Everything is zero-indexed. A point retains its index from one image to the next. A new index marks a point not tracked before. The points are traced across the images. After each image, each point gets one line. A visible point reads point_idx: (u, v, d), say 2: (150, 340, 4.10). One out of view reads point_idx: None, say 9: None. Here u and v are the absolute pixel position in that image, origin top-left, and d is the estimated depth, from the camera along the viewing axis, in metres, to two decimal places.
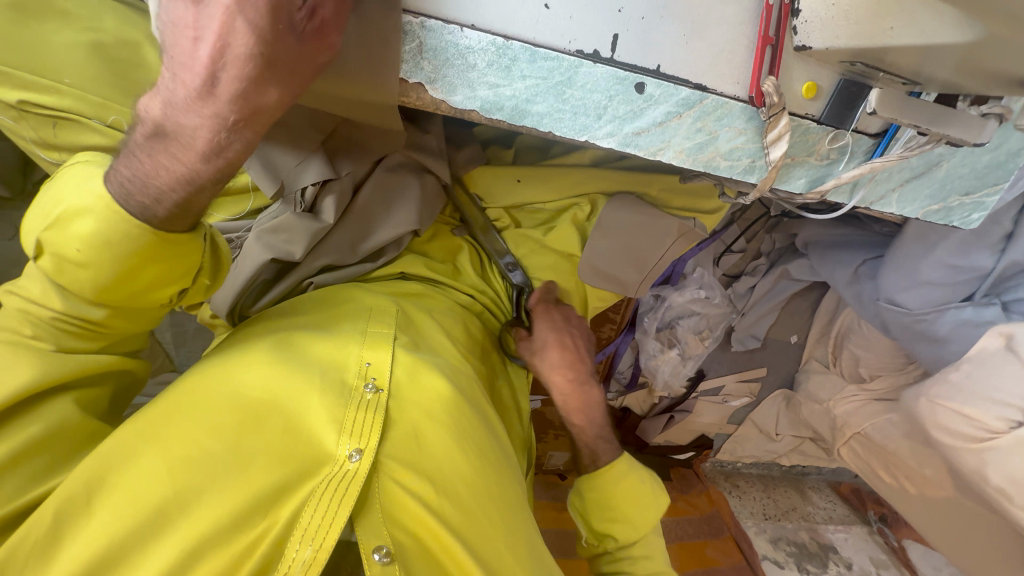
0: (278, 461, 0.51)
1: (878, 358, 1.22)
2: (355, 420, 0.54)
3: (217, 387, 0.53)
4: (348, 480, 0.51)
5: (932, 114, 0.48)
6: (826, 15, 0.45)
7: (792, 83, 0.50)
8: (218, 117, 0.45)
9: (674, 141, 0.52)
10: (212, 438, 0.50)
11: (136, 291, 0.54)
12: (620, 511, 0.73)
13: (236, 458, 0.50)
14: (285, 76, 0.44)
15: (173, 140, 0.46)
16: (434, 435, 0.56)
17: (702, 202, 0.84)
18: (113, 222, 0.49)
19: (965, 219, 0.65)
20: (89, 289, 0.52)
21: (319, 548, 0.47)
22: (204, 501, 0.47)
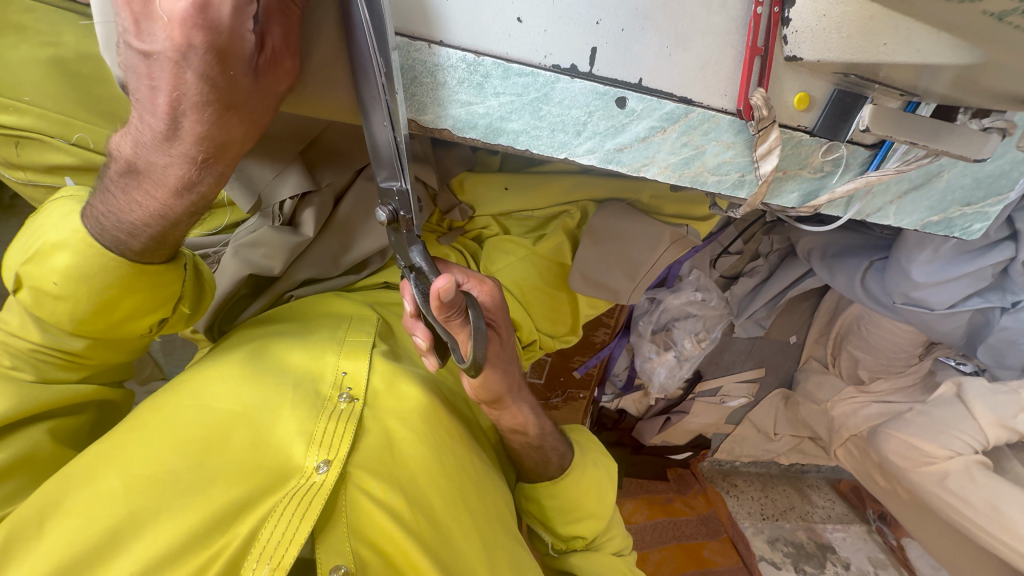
0: (242, 477, 0.48)
1: (878, 360, 1.21)
2: (326, 431, 0.52)
3: (185, 400, 0.52)
4: (312, 493, 0.48)
5: (930, 129, 0.46)
6: (818, 27, 0.43)
7: (783, 94, 0.47)
8: (188, 156, 0.44)
9: (658, 157, 0.50)
10: (176, 454, 0.48)
11: (115, 321, 0.54)
12: (584, 508, 0.69)
13: (198, 476, 0.47)
14: (248, 112, 0.42)
15: (145, 176, 0.45)
16: (408, 444, 0.55)
17: (695, 209, 0.81)
18: (91, 256, 0.49)
19: (966, 229, 0.63)
20: (68, 322, 0.52)
21: (275, 566, 0.44)
22: (159, 522, 0.45)
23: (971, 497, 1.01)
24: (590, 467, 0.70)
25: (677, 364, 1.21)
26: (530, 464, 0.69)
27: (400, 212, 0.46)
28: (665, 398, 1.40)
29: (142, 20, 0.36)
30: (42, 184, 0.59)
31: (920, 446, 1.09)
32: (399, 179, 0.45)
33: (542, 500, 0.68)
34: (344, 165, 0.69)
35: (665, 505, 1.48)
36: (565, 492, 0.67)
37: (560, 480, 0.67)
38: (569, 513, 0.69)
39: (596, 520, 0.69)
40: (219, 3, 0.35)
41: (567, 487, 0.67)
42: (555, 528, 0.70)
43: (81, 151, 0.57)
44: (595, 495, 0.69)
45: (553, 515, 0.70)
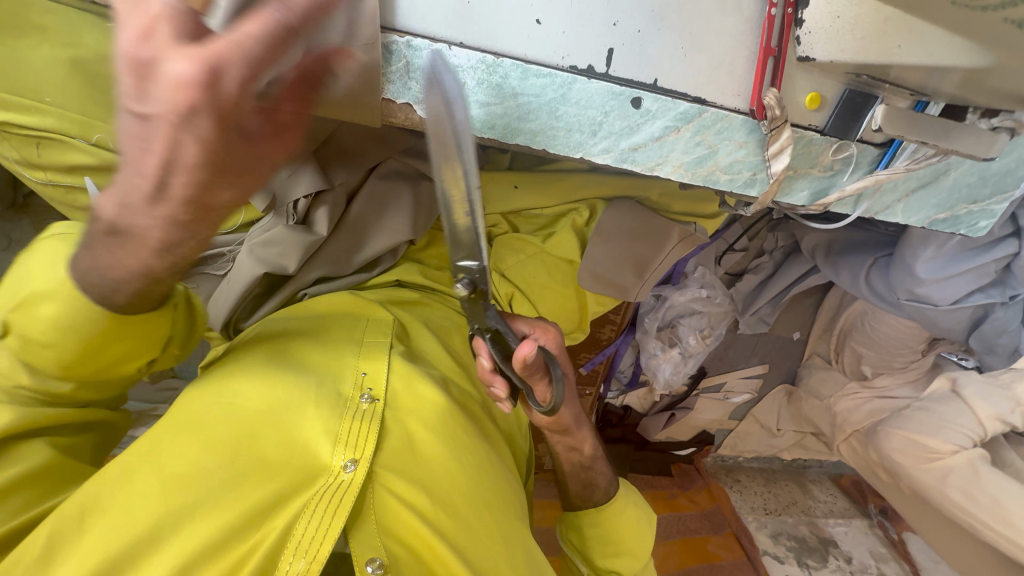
0: (273, 475, 0.50)
1: (880, 355, 1.22)
2: (350, 430, 0.53)
3: (212, 399, 0.52)
4: (342, 491, 0.50)
5: (940, 129, 0.47)
6: (831, 27, 0.44)
7: (794, 93, 0.48)
8: (168, 217, 0.40)
9: (672, 156, 0.50)
10: (208, 454, 0.48)
11: (104, 365, 0.53)
12: (625, 543, 0.70)
13: (230, 475, 0.48)
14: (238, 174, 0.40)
15: (128, 239, 0.42)
16: (430, 444, 0.56)
17: (703, 207, 0.82)
18: (73, 306, 0.48)
19: (972, 227, 0.64)
20: (53, 365, 0.51)
21: (311, 560, 0.46)
22: (195, 520, 0.46)
23: (975, 491, 1.04)
24: (631, 505, 0.72)
25: (682, 360, 1.23)
26: (577, 488, 0.73)
27: (478, 284, 0.49)
28: (669, 395, 1.40)
29: (138, 85, 0.34)
30: (62, 184, 0.60)
31: (924, 442, 1.11)
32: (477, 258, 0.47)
33: (583, 528, 0.71)
34: (357, 164, 0.70)
35: (668, 500, 1.49)
36: (609, 522, 0.70)
37: (606, 506, 0.70)
38: (608, 545, 0.70)
39: (635, 557, 0.70)
40: (227, 78, 0.34)
41: (610, 518, 0.70)
42: (592, 559, 0.71)
43: (100, 152, 0.58)
44: (636, 532, 0.71)
45: (592, 546, 0.71)
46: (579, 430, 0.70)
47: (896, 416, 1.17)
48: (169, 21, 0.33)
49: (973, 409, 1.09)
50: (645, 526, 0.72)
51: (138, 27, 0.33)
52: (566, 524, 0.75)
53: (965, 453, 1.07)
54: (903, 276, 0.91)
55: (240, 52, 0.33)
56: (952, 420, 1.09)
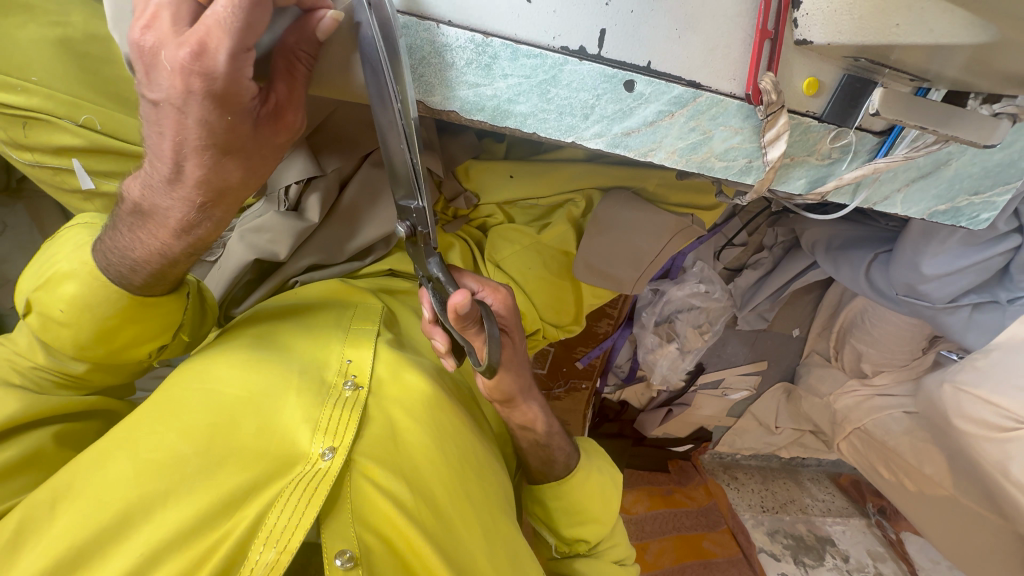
0: (250, 462, 0.49)
1: (881, 353, 1.20)
2: (331, 419, 0.52)
3: (192, 385, 0.52)
4: (318, 479, 0.49)
5: (941, 115, 0.46)
6: (829, 9, 0.43)
7: (792, 79, 0.47)
8: (188, 199, 0.46)
9: (665, 141, 0.49)
10: (183, 439, 0.48)
11: (115, 349, 0.54)
12: (589, 511, 0.69)
13: (207, 461, 0.48)
14: (246, 158, 0.45)
15: (149, 217, 0.47)
16: (412, 434, 0.55)
17: (701, 199, 0.81)
18: (94, 287, 0.50)
19: (973, 219, 0.63)
20: (69, 345, 0.52)
21: (281, 551, 0.44)
22: (167, 506, 0.45)
23: None
24: (595, 475, 0.70)
25: (679, 355, 1.22)
26: (537, 464, 0.71)
27: (419, 228, 0.47)
28: (667, 391, 1.38)
29: (151, 71, 0.39)
30: (48, 167, 0.58)
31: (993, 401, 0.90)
32: (416, 197, 0.46)
33: (546, 501, 0.70)
34: (350, 151, 0.69)
35: (665, 496, 1.49)
36: (572, 493, 0.69)
37: (568, 478, 0.69)
38: (573, 514, 0.70)
39: (600, 523, 0.70)
40: (215, 52, 0.38)
41: (572, 489, 0.69)
42: (561, 530, 0.71)
43: (86, 133, 0.56)
44: (599, 498, 0.70)
45: (558, 518, 0.71)
46: (526, 402, 0.65)
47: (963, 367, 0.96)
48: (169, 9, 0.38)
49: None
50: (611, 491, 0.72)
51: (143, 17, 0.38)
52: (531, 499, 0.74)
53: None
54: (906, 271, 0.90)
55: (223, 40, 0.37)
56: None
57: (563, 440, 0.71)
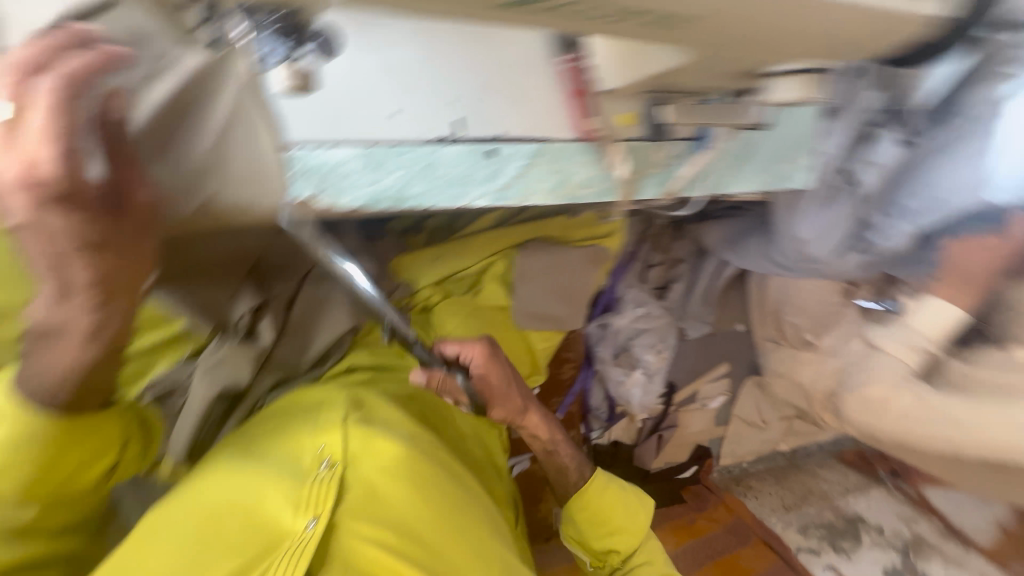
0: (234, 552, 0.51)
1: (812, 318, 1.29)
2: (311, 494, 0.56)
3: (173, 502, 0.55)
4: (305, 548, 0.51)
5: (713, 113, 0.64)
6: (609, 65, 0.58)
7: (612, 116, 0.63)
8: (85, 303, 0.48)
9: (537, 186, 0.62)
10: (166, 548, 0.50)
11: (62, 479, 0.55)
12: (613, 521, 0.83)
13: (191, 562, 0.49)
14: (120, 251, 0.47)
15: (58, 335, 0.50)
16: (392, 488, 0.59)
17: (599, 228, 0.94)
18: (21, 422, 0.51)
19: (796, 180, 0.79)
20: (11, 492, 0.53)
21: None
22: None
23: None
24: (610, 485, 0.84)
25: (647, 379, 1.34)
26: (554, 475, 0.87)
27: None
28: (651, 418, 1.41)
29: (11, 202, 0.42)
30: None
31: None
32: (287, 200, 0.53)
33: (576, 517, 0.85)
34: (289, 274, 0.77)
35: (688, 526, 1.45)
36: (593, 504, 0.83)
37: (586, 492, 0.83)
38: (602, 525, 0.84)
39: (622, 527, 0.83)
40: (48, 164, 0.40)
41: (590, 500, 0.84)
42: (595, 544, 0.84)
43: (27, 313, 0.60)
44: (619, 508, 0.84)
45: (590, 535, 0.84)
46: None
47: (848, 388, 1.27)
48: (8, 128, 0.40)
49: None
50: (633, 506, 0.84)
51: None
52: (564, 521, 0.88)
53: None
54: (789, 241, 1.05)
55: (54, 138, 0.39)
56: None
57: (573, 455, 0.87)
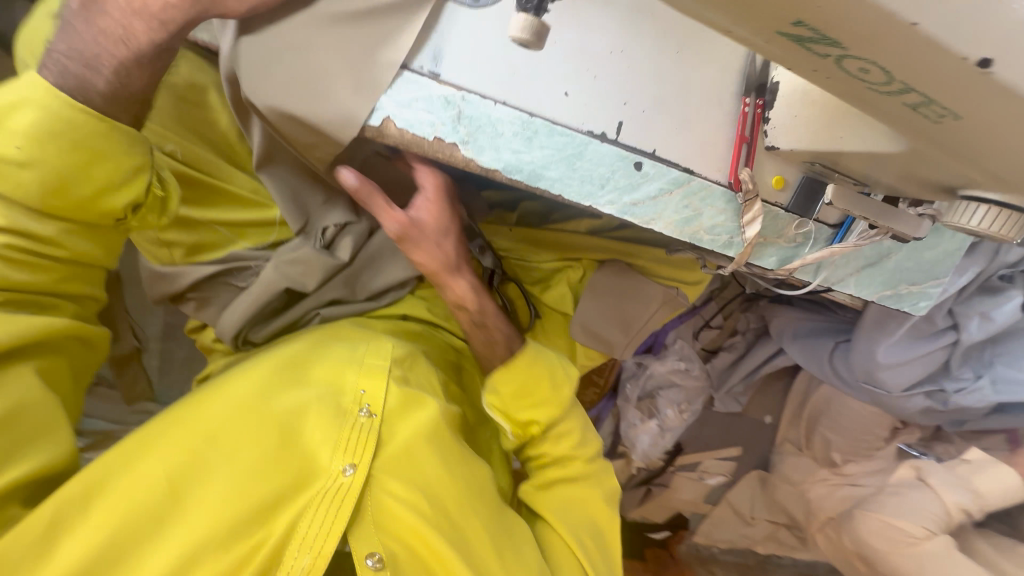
0: (274, 474, 0.54)
1: (848, 441, 1.27)
2: (349, 440, 0.58)
3: (211, 402, 0.57)
4: (342, 494, 0.55)
5: (877, 210, 0.58)
6: (788, 124, 0.55)
7: (764, 175, 0.60)
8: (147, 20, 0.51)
9: (664, 214, 0.60)
10: (215, 451, 0.54)
11: (83, 202, 0.53)
12: (537, 397, 0.68)
13: (237, 476, 0.53)
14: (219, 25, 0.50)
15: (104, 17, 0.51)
16: (423, 452, 0.60)
17: (687, 273, 0.89)
18: (51, 111, 0.49)
19: (914, 306, 0.73)
20: (35, 195, 0.51)
21: (316, 556, 0.52)
22: (201, 501, 0.52)
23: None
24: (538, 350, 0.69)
25: (659, 433, 1.26)
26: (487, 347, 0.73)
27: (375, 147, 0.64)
28: (647, 469, 1.40)
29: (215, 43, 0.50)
30: None
31: (901, 527, 1.17)
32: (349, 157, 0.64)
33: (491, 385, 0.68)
34: None
35: None
36: (516, 372, 0.67)
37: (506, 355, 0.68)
38: (522, 398, 0.68)
39: (553, 408, 0.69)
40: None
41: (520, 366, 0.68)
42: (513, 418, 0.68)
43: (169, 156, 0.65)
44: (549, 381, 0.68)
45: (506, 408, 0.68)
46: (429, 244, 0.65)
47: (873, 500, 1.22)
48: None
49: (939, 495, 1.17)
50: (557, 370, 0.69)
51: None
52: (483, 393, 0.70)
53: (934, 538, 1.14)
54: (864, 359, 1.00)
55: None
56: (915, 505, 1.18)
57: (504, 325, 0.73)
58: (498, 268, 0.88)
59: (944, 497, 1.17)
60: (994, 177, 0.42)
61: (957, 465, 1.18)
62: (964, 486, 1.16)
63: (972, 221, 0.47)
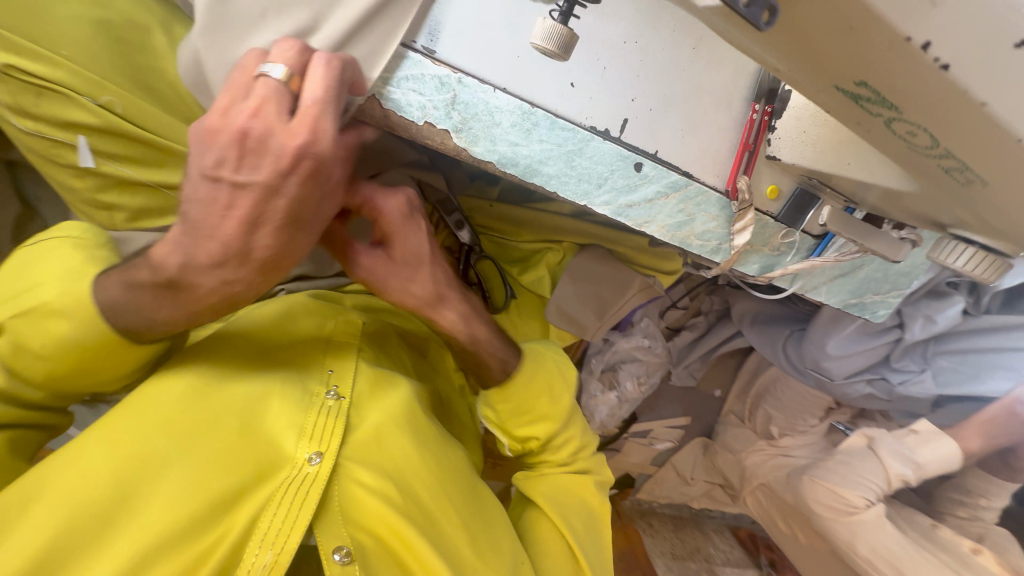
0: (233, 464, 0.48)
1: (787, 418, 1.36)
2: (317, 425, 0.53)
3: (157, 386, 0.51)
4: (308, 483, 0.49)
5: (865, 231, 0.59)
6: (796, 138, 0.53)
7: (760, 184, 0.59)
8: (236, 276, 0.45)
9: (658, 217, 0.58)
10: (163, 436, 0.47)
11: (85, 381, 0.49)
12: (537, 409, 0.68)
13: (191, 464, 0.46)
14: (303, 232, 0.45)
15: (176, 290, 0.45)
16: (396, 439, 0.57)
17: (664, 263, 0.90)
18: (85, 326, 0.46)
19: (874, 313, 0.77)
20: (38, 372, 0.48)
21: (279, 552, 0.45)
22: (146, 497, 0.44)
23: (878, 544, 1.07)
24: (539, 371, 0.69)
25: (617, 404, 1.30)
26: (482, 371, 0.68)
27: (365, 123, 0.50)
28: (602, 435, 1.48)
29: (246, 157, 0.40)
30: (51, 138, 0.56)
31: (842, 494, 1.11)
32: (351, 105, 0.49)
33: (493, 404, 0.68)
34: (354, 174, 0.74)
35: None
36: (517, 394, 0.67)
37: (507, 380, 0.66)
38: (522, 413, 0.68)
39: (552, 422, 0.68)
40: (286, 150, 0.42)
41: (520, 388, 0.67)
42: (512, 431, 0.68)
43: (105, 114, 0.55)
44: (547, 391, 0.68)
45: (508, 420, 0.68)
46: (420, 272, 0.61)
47: (821, 466, 1.19)
48: (274, 101, 0.40)
49: (884, 465, 1.10)
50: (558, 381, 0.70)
51: (248, 107, 0.40)
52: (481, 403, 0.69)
53: (872, 507, 1.09)
54: (814, 349, 1.06)
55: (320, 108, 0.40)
56: (862, 473, 1.11)
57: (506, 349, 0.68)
58: (476, 244, 0.83)
59: (890, 467, 1.09)
60: (983, 221, 0.43)
61: (905, 436, 1.10)
62: (911, 459, 1.07)
63: (959, 263, 0.50)
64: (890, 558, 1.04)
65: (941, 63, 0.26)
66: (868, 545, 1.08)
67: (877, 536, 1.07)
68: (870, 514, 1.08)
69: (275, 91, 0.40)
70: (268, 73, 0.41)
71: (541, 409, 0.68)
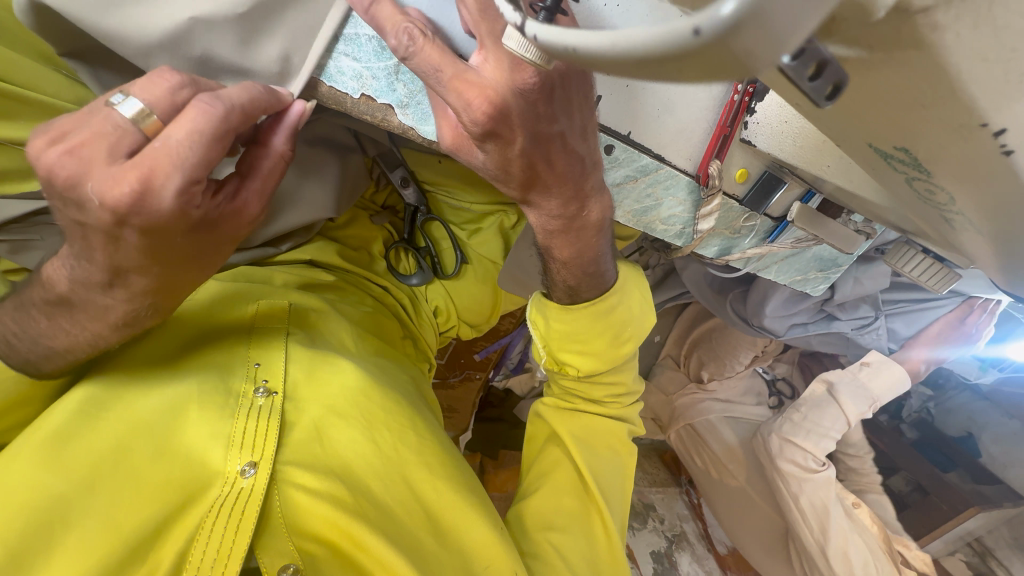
0: (153, 493, 0.43)
1: (718, 364, 1.45)
2: (246, 431, 0.48)
3: (47, 416, 0.44)
4: (241, 499, 0.44)
5: (818, 219, 0.60)
6: (775, 127, 0.50)
7: (730, 167, 0.55)
8: (134, 298, 0.41)
9: (624, 203, 0.55)
10: (59, 474, 0.41)
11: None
12: (590, 345, 0.64)
13: (99, 503, 0.41)
14: (199, 258, 0.41)
15: (77, 309, 0.42)
16: (340, 432, 0.52)
17: (620, 228, 0.87)
18: None
19: (814, 287, 0.80)
20: None
21: None
22: (48, 550, 0.38)
23: (819, 502, 1.14)
24: (619, 308, 0.63)
25: None
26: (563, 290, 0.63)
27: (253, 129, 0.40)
28: None
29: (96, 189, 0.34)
30: None
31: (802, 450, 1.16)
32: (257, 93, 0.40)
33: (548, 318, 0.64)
34: None
35: None
36: (577, 323, 0.63)
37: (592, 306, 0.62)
38: (574, 342, 0.64)
39: (599, 363, 0.65)
40: (161, 188, 0.33)
41: (588, 317, 0.62)
42: (553, 353, 0.66)
43: None
44: (610, 335, 0.64)
45: (553, 340, 0.65)
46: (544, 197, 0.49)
47: (785, 421, 1.21)
48: (106, 136, 0.33)
49: (844, 411, 1.13)
50: (632, 325, 0.66)
51: (67, 142, 0.33)
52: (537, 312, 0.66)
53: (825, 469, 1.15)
54: (756, 307, 1.08)
55: (176, 161, 0.33)
56: (825, 423, 1.15)
57: (598, 274, 0.61)
58: (423, 206, 0.76)
59: (850, 414, 1.12)
60: (943, 238, 0.43)
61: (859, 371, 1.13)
62: (867, 393, 1.11)
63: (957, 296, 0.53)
64: (824, 516, 1.13)
65: (1007, 149, 0.26)
66: (811, 501, 1.15)
67: (821, 496, 1.14)
68: (823, 474, 1.15)
69: (115, 129, 0.33)
70: (116, 108, 0.34)
71: (592, 344, 0.64)
